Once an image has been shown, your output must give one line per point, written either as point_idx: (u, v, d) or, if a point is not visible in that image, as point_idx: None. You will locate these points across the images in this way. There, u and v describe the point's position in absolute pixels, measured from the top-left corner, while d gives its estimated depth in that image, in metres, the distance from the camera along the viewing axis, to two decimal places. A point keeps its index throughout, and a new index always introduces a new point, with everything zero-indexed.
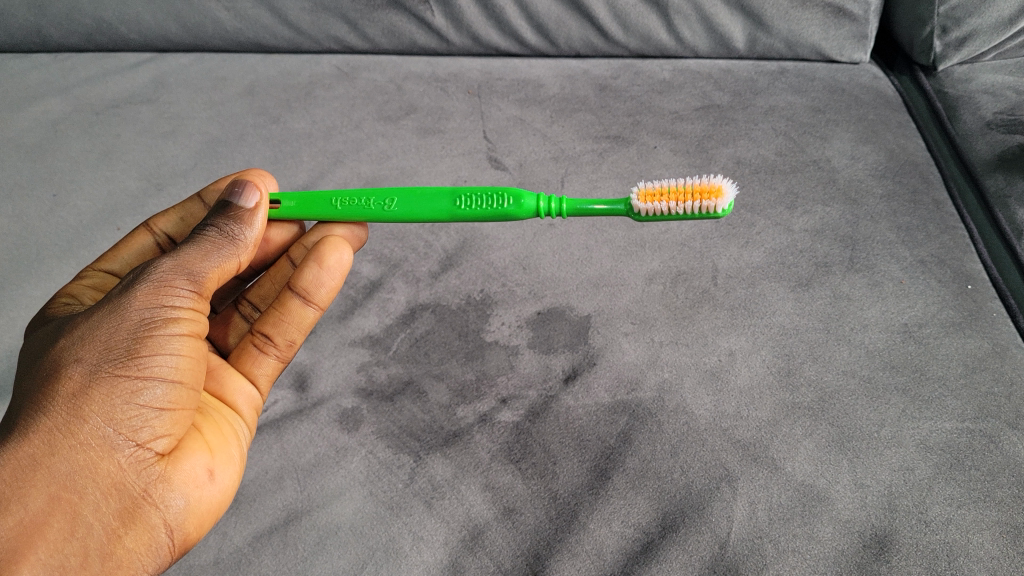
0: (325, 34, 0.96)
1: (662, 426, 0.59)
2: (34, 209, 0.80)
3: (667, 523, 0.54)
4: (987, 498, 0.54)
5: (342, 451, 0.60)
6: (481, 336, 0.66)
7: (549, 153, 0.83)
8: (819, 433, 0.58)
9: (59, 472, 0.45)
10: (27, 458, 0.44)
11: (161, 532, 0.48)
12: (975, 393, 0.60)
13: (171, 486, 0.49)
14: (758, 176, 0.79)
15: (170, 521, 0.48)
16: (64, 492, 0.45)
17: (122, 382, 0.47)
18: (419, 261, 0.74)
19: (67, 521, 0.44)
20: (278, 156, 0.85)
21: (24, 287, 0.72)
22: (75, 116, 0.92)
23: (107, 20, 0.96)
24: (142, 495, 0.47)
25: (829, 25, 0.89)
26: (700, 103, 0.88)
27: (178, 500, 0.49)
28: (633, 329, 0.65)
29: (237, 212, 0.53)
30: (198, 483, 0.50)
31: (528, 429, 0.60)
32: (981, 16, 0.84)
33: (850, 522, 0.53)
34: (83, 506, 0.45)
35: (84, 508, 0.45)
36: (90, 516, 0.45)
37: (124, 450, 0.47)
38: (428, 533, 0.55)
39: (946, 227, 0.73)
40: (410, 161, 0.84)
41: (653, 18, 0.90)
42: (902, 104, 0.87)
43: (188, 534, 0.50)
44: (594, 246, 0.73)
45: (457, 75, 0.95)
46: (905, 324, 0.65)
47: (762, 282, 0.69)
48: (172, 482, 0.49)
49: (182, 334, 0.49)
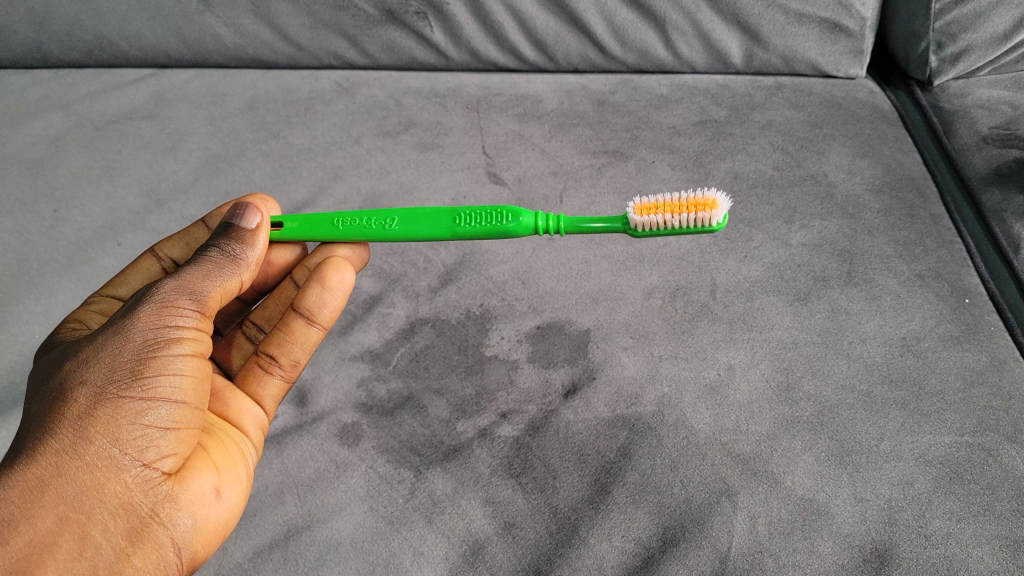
0: (324, 50, 0.97)
1: (662, 440, 0.59)
2: (35, 225, 0.80)
3: (668, 537, 0.54)
4: (986, 511, 0.54)
5: (342, 466, 0.60)
6: (481, 351, 0.66)
7: (548, 168, 0.83)
8: (819, 447, 0.58)
9: (67, 493, 0.45)
10: (35, 480, 0.44)
11: (169, 551, 0.48)
12: (973, 407, 0.60)
13: (178, 505, 0.49)
14: (756, 190, 0.79)
15: (177, 540, 0.48)
16: (73, 512, 0.45)
17: (126, 402, 0.47)
18: (419, 275, 0.74)
19: (76, 541, 0.44)
20: (278, 171, 0.86)
21: (24, 303, 0.72)
22: (75, 132, 0.92)
23: (107, 36, 0.96)
24: (150, 514, 0.47)
25: (826, 40, 0.90)
26: (698, 117, 0.89)
27: (186, 518, 0.49)
28: (632, 343, 0.66)
29: (238, 232, 0.54)
30: (205, 502, 0.50)
31: (528, 444, 0.60)
32: (976, 32, 0.85)
33: (850, 536, 0.53)
34: (92, 526, 0.45)
35: (93, 527, 0.45)
36: (99, 536, 0.45)
37: (131, 470, 0.47)
38: (429, 548, 0.55)
39: (943, 241, 0.73)
40: (409, 176, 0.84)
41: (651, 34, 0.91)
42: (899, 119, 0.87)
43: (195, 553, 0.50)
44: (593, 261, 0.73)
45: (456, 90, 0.95)
46: (903, 338, 0.65)
47: (760, 296, 0.69)
48: (179, 502, 0.49)
49: (186, 354, 0.50)
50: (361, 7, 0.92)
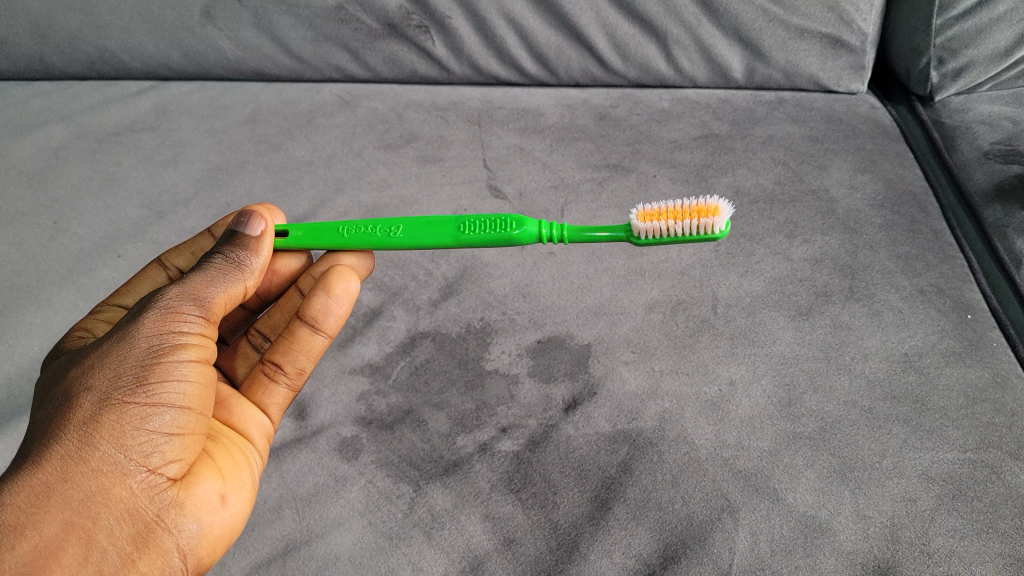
0: (325, 63, 0.97)
1: (663, 456, 0.59)
2: (35, 237, 0.80)
3: (668, 554, 0.54)
4: (989, 529, 0.54)
5: (341, 480, 0.60)
6: (481, 365, 0.66)
7: (549, 182, 0.83)
8: (820, 463, 0.58)
9: (72, 498, 0.45)
10: (41, 485, 0.44)
11: (174, 557, 0.48)
12: (976, 424, 0.60)
13: (183, 511, 0.48)
14: (757, 205, 0.79)
15: (182, 546, 0.48)
16: (79, 517, 0.44)
17: (131, 408, 0.47)
18: (419, 289, 0.74)
19: (81, 546, 0.44)
20: (279, 184, 0.86)
21: (22, 315, 0.71)
22: (77, 143, 0.92)
23: (109, 48, 0.97)
24: (155, 520, 0.47)
25: (826, 56, 0.90)
26: (699, 132, 0.89)
27: (191, 524, 0.48)
28: (633, 358, 0.65)
29: (242, 240, 0.54)
30: (211, 508, 0.50)
31: (528, 459, 0.59)
32: (977, 48, 0.85)
33: (852, 554, 0.53)
34: (97, 532, 0.45)
35: (98, 533, 0.45)
36: (105, 541, 0.45)
37: (137, 476, 0.47)
38: (428, 564, 0.54)
39: (945, 256, 0.73)
40: (410, 189, 0.84)
41: (652, 48, 0.91)
42: (900, 134, 0.87)
43: (201, 559, 0.49)
44: (594, 274, 0.73)
45: (457, 104, 0.95)
46: (905, 354, 0.65)
47: (762, 311, 0.69)
48: (184, 507, 0.48)
49: (190, 360, 0.50)
50: (362, 21, 0.92)
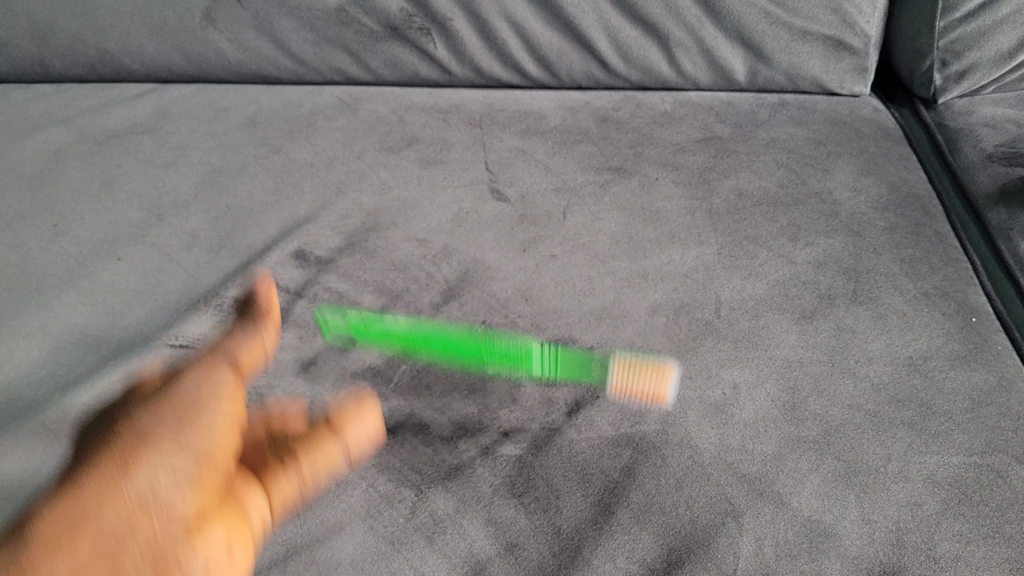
0: (327, 65, 0.97)
1: (666, 459, 0.58)
2: (34, 239, 0.80)
3: (672, 559, 0.53)
4: (996, 534, 0.53)
5: (342, 484, 0.59)
6: (483, 368, 0.65)
7: (551, 184, 0.83)
8: (825, 467, 0.57)
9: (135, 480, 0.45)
10: (104, 476, 0.45)
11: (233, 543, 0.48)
12: (981, 427, 0.59)
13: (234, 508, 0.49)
14: (760, 208, 0.79)
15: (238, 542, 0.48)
16: (140, 499, 0.45)
17: (181, 416, 0.49)
18: (421, 291, 0.73)
19: (147, 526, 0.45)
20: (280, 187, 0.85)
21: (21, 317, 0.71)
22: (77, 145, 0.92)
23: (110, 51, 0.97)
24: (213, 503, 0.47)
25: (829, 58, 0.89)
26: (701, 134, 0.88)
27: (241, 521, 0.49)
28: (636, 362, 0.65)
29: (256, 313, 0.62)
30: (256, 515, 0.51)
31: (531, 463, 0.59)
32: (980, 50, 0.85)
33: (858, 559, 0.52)
34: (161, 509, 0.45)
35: (162, 510, 0.45)
36: (170, 514, 0.45)
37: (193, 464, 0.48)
38: (429, 569, 0.53)
39: (949, 258, 0.73)
40: (411, 192, 0.84)
41: (654, 50, 0.91)
42: (903, 136, 0.87)
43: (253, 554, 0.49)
44: (596, 277, 0.73)
45: (459, 106, 0.95)
46: (909, 357, 0.64)
47: (765, 314, 0.68)
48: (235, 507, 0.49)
49: (227, 384, 0.53)
50: (364, 23, 0.92)
